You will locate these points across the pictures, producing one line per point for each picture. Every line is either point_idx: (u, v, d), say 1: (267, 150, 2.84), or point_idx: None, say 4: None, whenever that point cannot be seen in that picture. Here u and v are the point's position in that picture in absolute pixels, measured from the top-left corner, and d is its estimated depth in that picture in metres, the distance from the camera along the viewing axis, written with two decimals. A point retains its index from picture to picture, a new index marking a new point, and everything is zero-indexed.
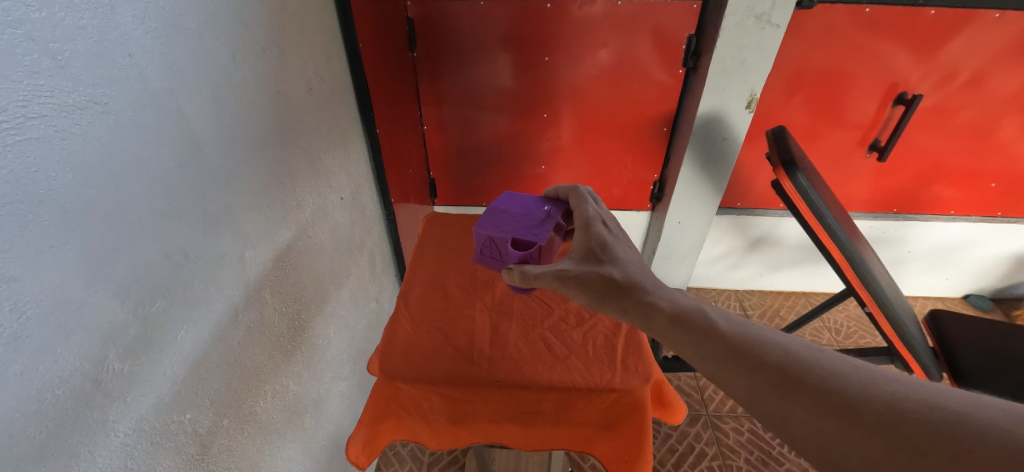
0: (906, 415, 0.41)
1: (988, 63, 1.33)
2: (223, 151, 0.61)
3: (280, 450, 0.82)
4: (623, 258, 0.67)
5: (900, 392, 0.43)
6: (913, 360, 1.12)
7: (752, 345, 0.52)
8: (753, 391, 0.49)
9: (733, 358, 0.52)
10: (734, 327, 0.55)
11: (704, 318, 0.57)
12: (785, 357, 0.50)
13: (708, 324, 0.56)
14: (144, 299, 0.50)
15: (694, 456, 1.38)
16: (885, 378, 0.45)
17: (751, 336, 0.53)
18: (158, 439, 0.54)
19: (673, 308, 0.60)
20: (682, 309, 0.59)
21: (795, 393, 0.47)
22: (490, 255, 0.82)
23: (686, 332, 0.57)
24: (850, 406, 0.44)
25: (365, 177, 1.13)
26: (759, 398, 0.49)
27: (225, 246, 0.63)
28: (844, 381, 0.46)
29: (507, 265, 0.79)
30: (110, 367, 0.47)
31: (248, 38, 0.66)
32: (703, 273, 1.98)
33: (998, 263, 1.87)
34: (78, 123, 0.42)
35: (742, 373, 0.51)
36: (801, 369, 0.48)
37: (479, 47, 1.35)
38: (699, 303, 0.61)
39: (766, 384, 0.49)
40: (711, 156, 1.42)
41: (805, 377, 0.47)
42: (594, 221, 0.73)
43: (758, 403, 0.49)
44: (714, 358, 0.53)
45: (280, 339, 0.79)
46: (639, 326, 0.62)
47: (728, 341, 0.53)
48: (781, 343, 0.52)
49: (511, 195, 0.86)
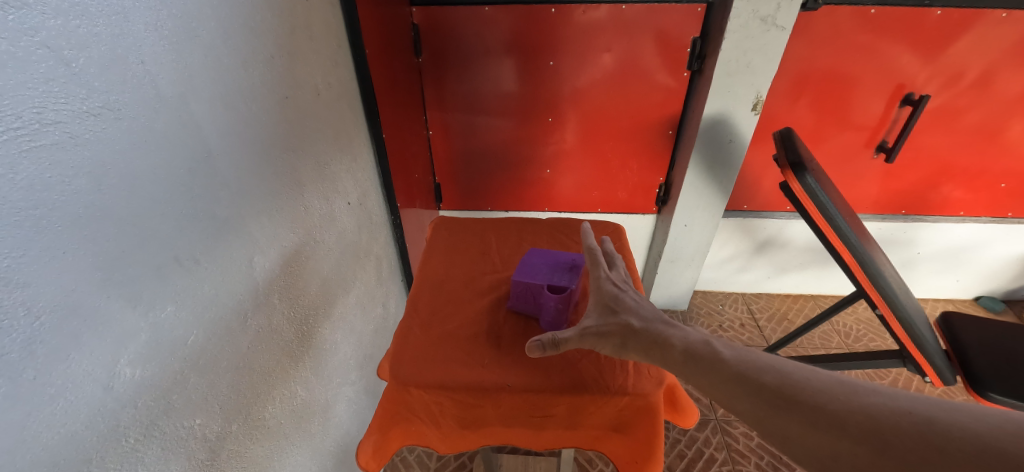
0: (887, 424, 0.40)
1: (996, 63, 1.32)
2: (232, 159, 0.61)
3: (288, 456, 0.81)
4: (636, 306, 0.67)
5: (877, 402, 0.43)
6: (926, 364, 1.10)
7: (750, 369, 0.52)
8: (754, 413, 0.48)
9: (736, 383, 0.51)
10: (736, 355, 0.54)
11: (710, 350, 0.56)
12: (779, 377, 0.49)
13: (712, 355, 0.55)
14: (155, 303, 0.50)
15: (703, 461, 1.37)
16: (867, 390, 0.44)
17: (751, 362, 0.53)
18: (168, 445, 0.54)
19: (684, 343, 0.59)
20: (691, 343, 0.58)
21: (788, 410, 0.46)
22: (526, 304, 0.81)
23: (696, 366, 0.56)
24: (836, 418, 0.43)
25: (371, 182, 1.13)
26: (760, 421, 0.48)
27: (235, 251, 0.63)
28: (828, 394, 0.45)
29: (544, 312, 0.79)
30: (121, 372, 0.47)
31: (258, 45, 0.66)
32: (710, 277, 1.96)
33: (1009, 264, 1.84)
34: (91, 129, 0.42)
35: (742, 397, 0.50)
36: (793, 388, 0.48)
37: (483, 52, 1.36)
38: (706, 336, 0.60)
39: (763, 405, 0.48)
40: (718, 158, 1.41)
41: (797, 394, 0.47)
42: (602, 280, 0.73)
43: (758, 425, 0.48)
44: (719, 388, 0.53)
45: (288, 345, 0.78)
46: (656, 364, 0.61)
47: (728, 367, 0.53)
48: (778, 365, 0.51)
49: (538, 251, 0.89)
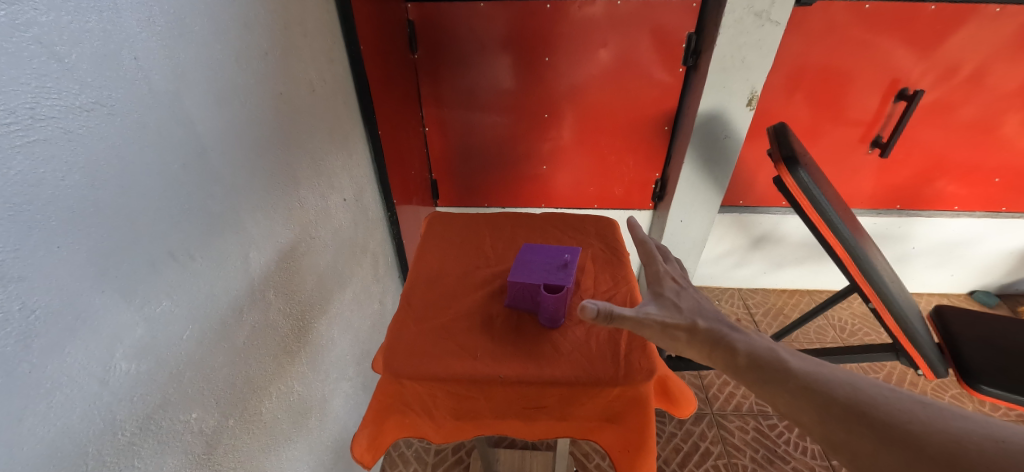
0: (974, 452, 0.39)
1: (989, 58, 1.32)
2: (227, 155, 0.62)
3: (285, 451, 0.82)
4: (700, 306, 0.66)
5: (963, 428, 0.41)
6: (918, 356, 1.09)
7: (822, 383, 0.51)
8: (823, 427, 0.48)
9: (804, 394, 0.50)
10: (806, 366, 0.54)
11: (777, 358, 0.55)
12: (853, 393, 0.48)
13: (779, 363, 0.55)
14: (150, 298, 0.51)
15: (699, 455, 1.38)
16: (956, 417, 0.43)
17: (821, 375, 0.52)
18: (164, 438, 0.54)
19: (749, 349, 0.58)
20: (757, 350, 0.58)
21: (863, 428, 0.45)
22: (523, 304, 0.82)
23: (761, 372, 0.55)
24: (915, 441, 0.42)
25: (366, 178, 1.13)
26: (831, 435, 0.47)
27: (230, 247, 0.63)
28: (909, 415, 0.44)
29: (541, 312, 0.79)
30: (117, 366, 0.47)
31: (252, 42, 0.67)
32: (706, 272, 1.96)
33: (1002, 258, 1.85)
34: (84, 124, 0.42)
35: (811, 409, 0.49)
36: (867, 405, 0.47)
37: (479, 49, 1.36)
38: (771, 345, 0.59)
39: (835, 419, 0.47)
40: (714, 153, 1.42)
41: (872, 411, 0.46)
42: (664, 275, 0.72)
43: (829, 440, 0.47)
44: (784, 396, 0.52)
45: (285, 340, 0.79)
46: (716, 366, 0.60)
47: (797, 378, 0.52)
48: (850, 382, 0.50)
49: (530, 247, 0.89)
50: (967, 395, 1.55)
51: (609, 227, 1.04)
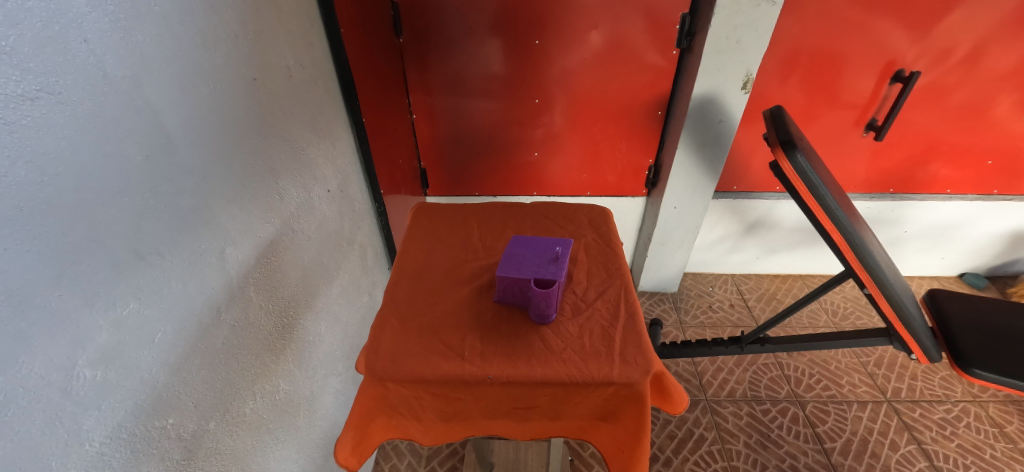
0: None
1: (986, 39, 1.30)
2: (197, 146, 0.58)
3: (273, 451, 0.79)
4: None
5: None
6: (912, 341, 1.08)
7: None
8: None
9: None
10: None
11: None
12: None
13: None
14: (116, 300, 0.48)
15: (693, 441, 1.38)
16: None
17: None
18: (138, 446, 0.51)
19: None
20: None
21: None
22: (514, 299, 0.80)
23: None
24: None
25: (352, 168, 1.09)
26: None
27: (204, 243, 0.60)
28: None
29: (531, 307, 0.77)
30: (80, 375, 0.44)
31: (220, 24, 0.62)
32: (701, 259, 1.95)
33: (992, 241, 1.85)
34: (28, 115, 0.38)
35: None
36: None
37: (466, 32, 1.31)
38: None
39: None
40: (708, 138, 1.39)
41: None
42: None
43: None
44: None
45: (267, 338, 0.76)
46: None
47: None
48: None
49: (521, 239, 0.86)
50: (957, 376, 1.57)
51: (602, 217, 1.02)
